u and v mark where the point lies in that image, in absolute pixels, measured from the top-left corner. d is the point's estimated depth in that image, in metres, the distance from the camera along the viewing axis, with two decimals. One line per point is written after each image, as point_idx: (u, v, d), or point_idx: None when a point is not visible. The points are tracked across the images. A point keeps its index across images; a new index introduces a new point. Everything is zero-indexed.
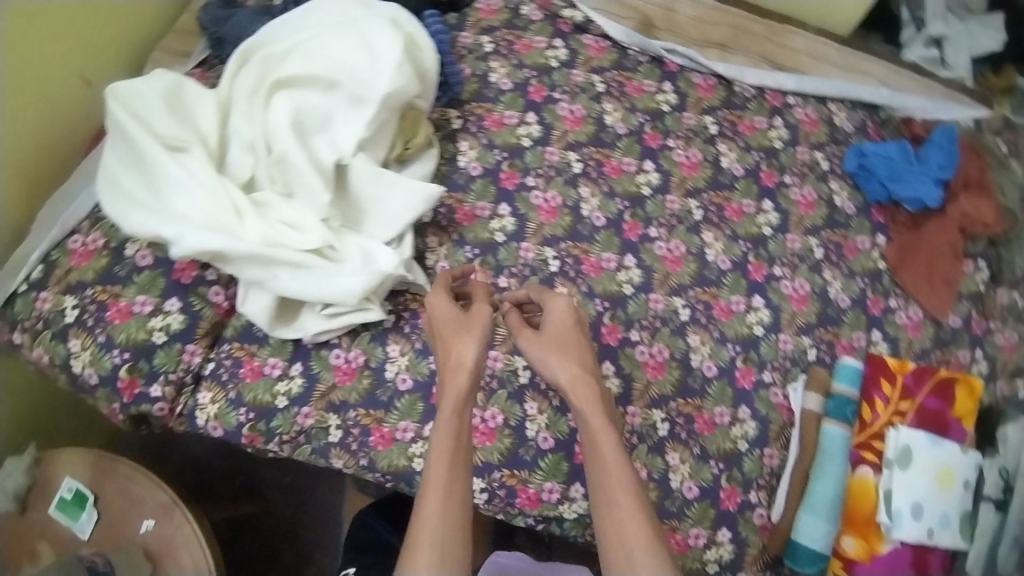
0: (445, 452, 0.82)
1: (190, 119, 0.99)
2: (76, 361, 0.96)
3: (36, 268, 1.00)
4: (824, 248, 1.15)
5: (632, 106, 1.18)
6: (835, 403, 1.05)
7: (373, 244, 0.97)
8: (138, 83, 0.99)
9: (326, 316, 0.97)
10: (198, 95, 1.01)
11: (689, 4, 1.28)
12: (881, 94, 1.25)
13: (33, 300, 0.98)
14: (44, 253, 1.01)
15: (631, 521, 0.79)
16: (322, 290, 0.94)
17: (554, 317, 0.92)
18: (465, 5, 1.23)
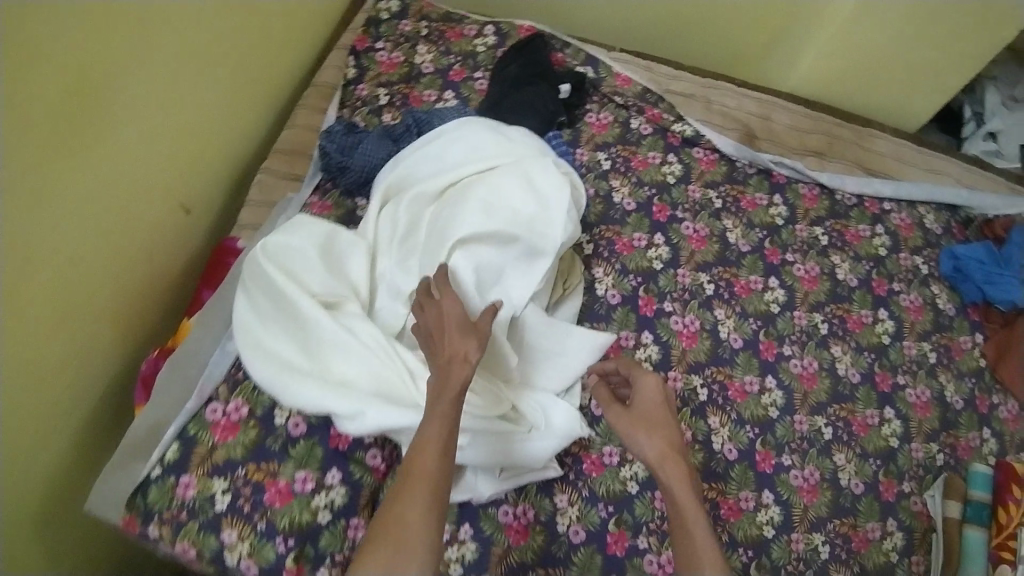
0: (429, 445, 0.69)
1: (343, 272, 0.94)
2: (231, 554, 0.84)
3: (171, 446, 0.89)
4: (936, 352, 1.20)
5: (750, 222, 1.21)
6: (975, 511, 1.07)
7: (551, 399, 0.96)
8: (289, 237, 0.93)
9: (503, 478, 0.93)
10: (349, 246, 0.95)
11: (783, 112, 1.33)
12: (960, 195, 1.33)
13: (172, 485, 0.87)
14: (179, 428, 0.90)
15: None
16: (510, 456, 0.90)
17: (645, 394, 0.90)
18: (580, 122, 1.23)
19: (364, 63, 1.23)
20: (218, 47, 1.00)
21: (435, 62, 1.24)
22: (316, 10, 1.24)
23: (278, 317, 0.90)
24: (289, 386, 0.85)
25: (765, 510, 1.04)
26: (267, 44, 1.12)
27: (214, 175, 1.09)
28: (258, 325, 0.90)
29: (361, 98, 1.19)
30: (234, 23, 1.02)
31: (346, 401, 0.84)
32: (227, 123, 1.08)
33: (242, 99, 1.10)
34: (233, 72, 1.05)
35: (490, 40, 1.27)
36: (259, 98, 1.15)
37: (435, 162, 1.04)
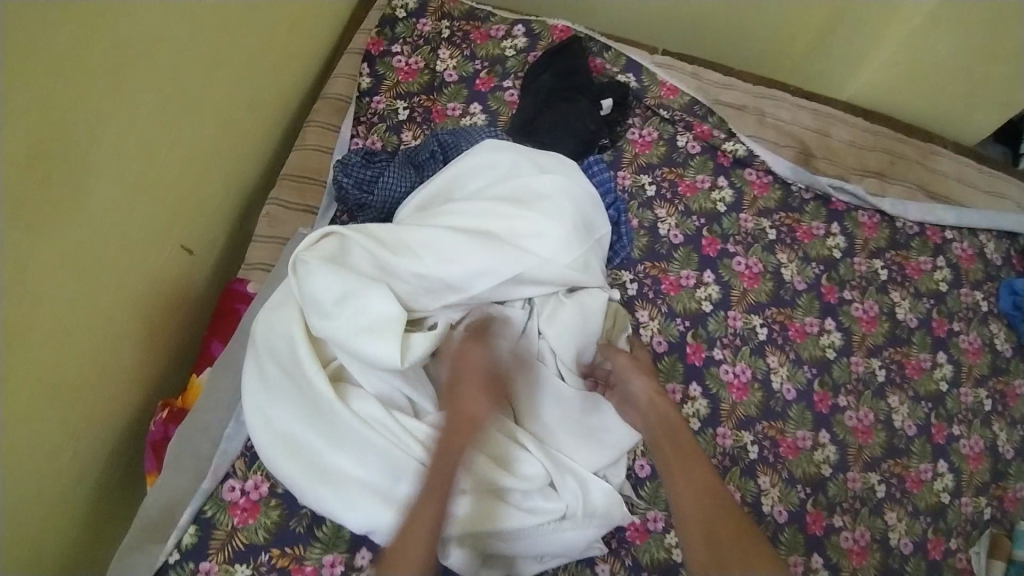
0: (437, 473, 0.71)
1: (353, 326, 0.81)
2: None
3: (188, 530, 0.80)
4: (994, 398, 1.12)
5: (805, 255, 1.10)
6: (1020, 572, 1.02)
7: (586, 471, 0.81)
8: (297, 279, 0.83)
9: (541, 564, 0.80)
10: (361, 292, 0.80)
11: (843, 127, 1.21)
12: (1023, 222, 1.22)
13: (191, 571, 0.78)
14: (196, 509, 0.81)
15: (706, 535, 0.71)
16: (539, 539, 0.77)
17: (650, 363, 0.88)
18: (621, 140, 1.10)
19: (381, 70, 1.08)
20: (215, 65, 0.87)
21: (458, 68, 1.10)
22: (325, 10, 1.10)
23: (278, 389, 0.80)
24: (290, 470, 0.76)
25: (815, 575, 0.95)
26: (272, 54, 0.99)
27: (217, 206, 0.97)
28: (257, 399, 0.80)
29: (377, 112, 1.05)
30: (231, 34, 0.88)
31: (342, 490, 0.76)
32: (230, 146, 0.96)
33: (245, 118, 0.98)
34: (232, 90, 0.92)
35: (520, 41, 1.13)
36: (264, 116, 1.02)
37: (445, 198, 0.93)
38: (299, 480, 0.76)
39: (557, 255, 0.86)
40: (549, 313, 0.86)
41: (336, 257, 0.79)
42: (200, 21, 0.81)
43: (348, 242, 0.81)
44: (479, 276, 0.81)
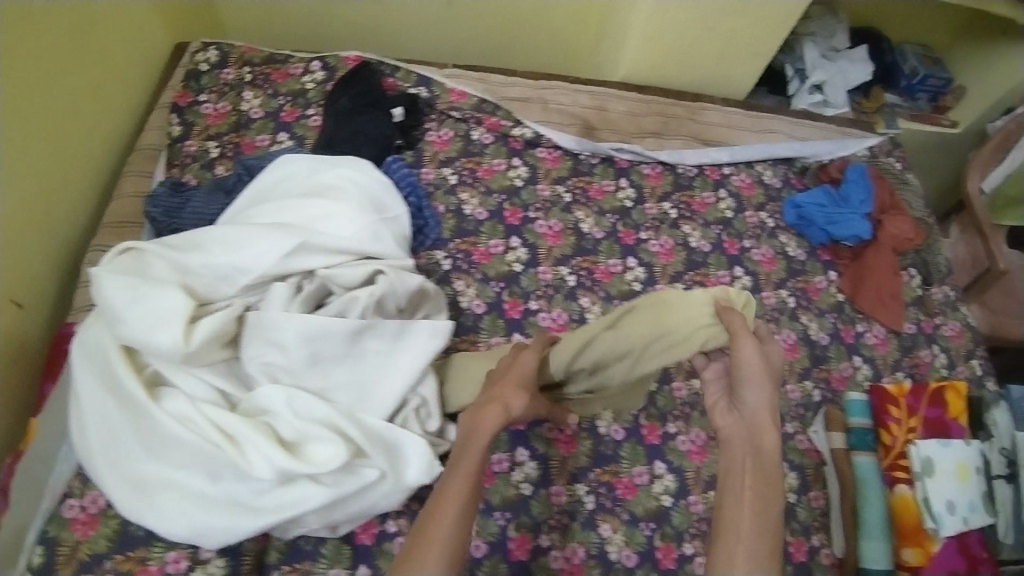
0: (472, 471, 0.77)
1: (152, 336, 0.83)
2: None
3: (34, 551, 0.86)
4: (794, 297, 1.27)
5: (600, 209, 1.25)
6: (857, 437, 1.13)
7: (399, 439, 0.91)
8: (105, 284, 0.86)
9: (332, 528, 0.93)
10: (161, 297, 0.86)
11: (618, 101, 1.38)
12: (792, 148, 1.41)
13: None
14: (40, 532, 0.88)
15: (772, 516, 0.77)
16: (352, 511, 0.90)
17: (647, 326, 0.89)
18: (420, 142, 1.23)
19: (189, 118, 1.19)
20: (19, 131, 0.94)
21: (263, 106, 1.22)
22: (130, 75, 1.19)
23: (100, 405, 0.87)
24: (113, 477, 0.85)
25: (659, 481, 1.07)
26: (79, 118, 1.07)
27: (47, 262, 1.04)
28: (81, 412, 0.88)
29: (190, 154, 1.16)
30: (32, 103, 0.96)
31: (163, 503, 0.85)
32: (49, 205, 1.03)
33: (59, 178, 1.05)
34: (42, 152, 0.99)
35: (318, 75, 1.26)
36: (79, 169, 1.09)
37: (250, 203, 1.03)
38: (119, 491, 0.85)
39: (346, 227, 0.97)
40: (337, 274, 0.93)
41: (134, 270, 0.89)
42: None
43: (143, 254, 0.91)
44: (264, 253, 0.90)
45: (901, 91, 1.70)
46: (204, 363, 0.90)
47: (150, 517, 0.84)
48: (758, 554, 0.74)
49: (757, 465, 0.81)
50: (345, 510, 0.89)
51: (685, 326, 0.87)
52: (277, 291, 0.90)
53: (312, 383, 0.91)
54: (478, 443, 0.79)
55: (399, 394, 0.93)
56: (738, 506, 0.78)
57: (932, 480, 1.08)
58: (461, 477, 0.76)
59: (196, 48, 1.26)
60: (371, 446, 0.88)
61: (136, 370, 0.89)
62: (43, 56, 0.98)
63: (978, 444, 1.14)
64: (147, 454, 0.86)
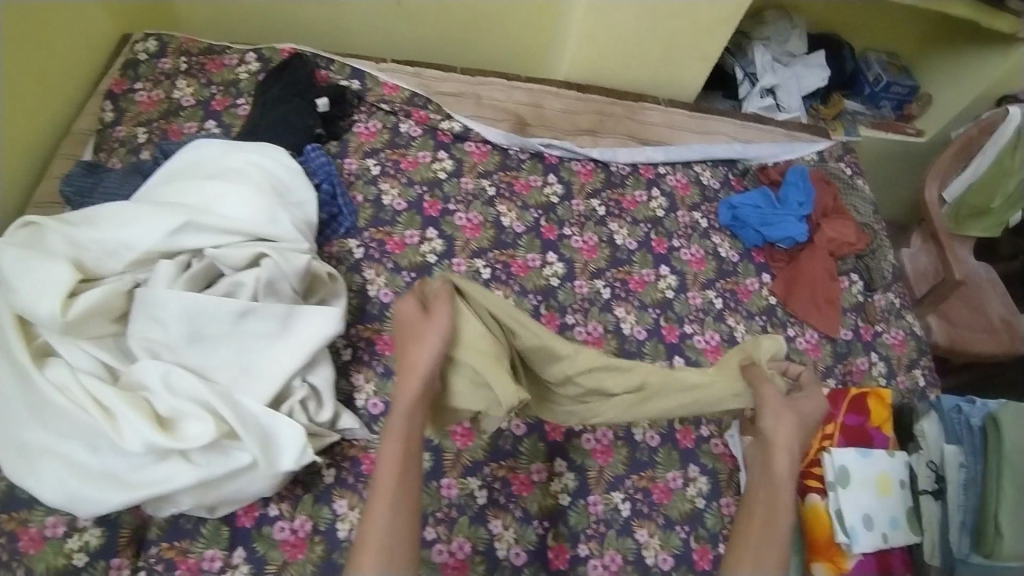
0: (398, 459, 0.74)
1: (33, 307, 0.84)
2: None
3: None
4: (722, 298, 1.23)
5: (524, 204, 1.24)
6: None
7: (277, 424, 0.89)
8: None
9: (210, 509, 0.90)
10: (48, 270, 0.87)
11: (554, 98, 1.38)
12: (733, 150, 1.39)
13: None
14: None
15: (780, 526, 0.84)
16: (228, 492, 0.88)
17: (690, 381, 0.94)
18: (346, 133, 1.24)
19: (122, 104, 1.22)
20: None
21: (194, 94, 1.24)
22: (73, 61, 1.22)
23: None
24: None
25: (559, 478, 1.04)
26: (22, 95, 1.10)
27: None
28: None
29: (118, 139, 1.18)
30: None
31: (39, 472, 0.84)
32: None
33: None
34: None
35: (253, 66, 1.28)
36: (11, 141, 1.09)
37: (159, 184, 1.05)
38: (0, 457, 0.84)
39: (241, 208, 0.98)
40: (221, 252, 0.93)
41: (29, 244, 0.90)
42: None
43: (42, 229, 0.92)
44: (151, 231, 0.92)
45: (864, 99, 1.68)
46: (91, 336, 0.90)
47: (29, 484, 0.83)
48: (762, 563, 0.81)
49: (771, 495, 0.86)
50: (219, 492, 0.88)
51: (716, 399, 0.93)
52: (162, 267, 0.91)
53: (194, 362, 0.91)
54: (397, 422, 0.76)
55: (281, 377, 0.92)
56: (770, 525, 0.84)
57: (845, 492, 1.01)
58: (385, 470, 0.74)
59: (136, 39, 1.30)
60: (245, 430, 0.86)
61: (26, 340, 0.89)
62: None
63: (900, 455, 1.08)
64: (30, 422, 0.86)
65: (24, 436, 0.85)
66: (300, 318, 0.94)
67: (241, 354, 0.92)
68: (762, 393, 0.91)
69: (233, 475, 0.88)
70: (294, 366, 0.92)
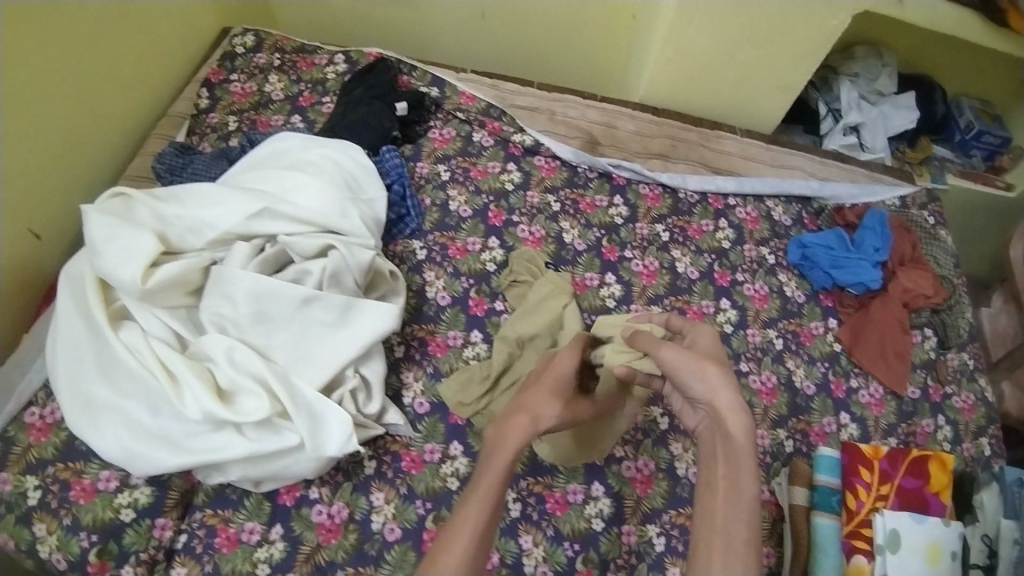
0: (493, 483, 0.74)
1: (116, 273, 0.90)
2: (42, 547, 0.87)
3: None
4: (782, 338, 1.19)
5: (588, 222, 1.24)
6: (821, 496, 1.01)
7: (325, 411, 0.92)
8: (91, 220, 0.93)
9: (254, 483, 0.94)
10: (131, 239, 0.92)
11: (628, 120, 1.37)
12: (810, 186, 1.34)
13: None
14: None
15: (744, 503, 0.73)
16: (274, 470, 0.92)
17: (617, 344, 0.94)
18: (420, 138, 1.28)
19: (218, 93, 1.28)
20: (58, 81, 1.04)
21: (284, 89, 1.30)
22: (178, 48, 1.30)
23: (69, 327, 0.93)
24: (68, 394, 0.90)
25: (594, 502, 1.01)
26: (121, 80, 1.17)
27: (70, 204, 1.11)
28: (55, 332, 0.94)
29: (211, 126, 1.24)
30: (76, 59, 1.06)
31: (105, 426, 0.89)
32: (79, 151, 1.11)
33: (92, 128, 1.13)
34: (78, 103, 1.09)
35: (340, 67, 1.33)
36: (112, 118, 1.17)
37: (242, 170, 1.10)
38: (66, 407, 0.90)
39: (316, 200, 1.02)
40: (293, 240, 0.96)
41: (119, 214, 0.95)
42: (32, 36, 0.98)
43: (131, 200, 0.98)
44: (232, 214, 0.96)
45: (953, 145, 1.58)
46: (165, 305, 0.95)
47: (91, 436, 0.89)
48: (733, 545, 0.71)
49: (729, 461, 0.75)
50: (266, 468, 0.91)
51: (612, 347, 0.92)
52: (237, 248, 0.95)
53: (257, 341, 0.94)
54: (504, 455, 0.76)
55: (334, 366, 0.94)
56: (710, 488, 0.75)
57: (894, 557, 0.94)
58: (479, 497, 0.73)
59: (235, 32, 1.36)
60: (295, 411, 0.90)
61: (104, 302, 0.94)
62: (91, 19, 1.08)
63: (958, 525, 0.97)
64: (101, 379, 0.91)
65: (96, 392, 0.91)
66: (359, 312, 0.97)
67: (301, 341, 0.95)
68: (665, 357, 0.80)
69: (281, 454, 0.91)
70: (349, 357, 0.95)
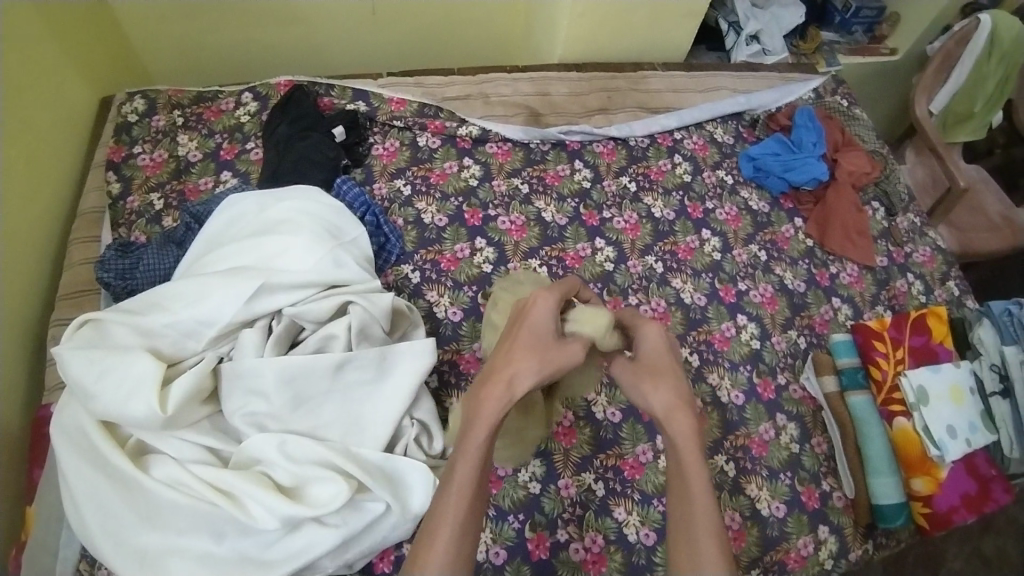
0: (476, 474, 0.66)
1: (128, 406, 0.79)
2: None
3: None
4: (764, 250, 1.26)
5: (560, 195, 1.24)
6: (850, 378, 1.10)
7: (399, 469, 0.88)
8: (69, 358, 0.81)
9: (348, 566, 0.87)
10: (128, 365, 0.81)
11: (559, 83, 1.37)
12: (739, 102, 1.42)
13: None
14: None
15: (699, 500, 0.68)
16: (368, 545, 0.87)
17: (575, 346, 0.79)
18: (367, 158, 1.21)
19: (127, 173, 1.13)
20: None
21: (200, 147, 1.17)
22: (65, 134, 1.13)
23: (87, 488, 0.80)
24: (115, 554, 0.78)
25: (664, 454, 1.05)
26: (22, 189, 0.99)
27: (13, 348, 0.95)
28: (71, 498, 0.81)
29: (134, 211, 1.10)
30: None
31: (173, 571, 0.79)
32: (1, 284, 0.94)
33: (7, 252, 0.95)
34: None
35: (252, 106, 1.22)
36: (29, 236, 1.01)
37: (201, 251, 0.99)
38: (121, 568, 0.78)
39: (304, 260, 0.94)
40: (300, 310, 0.90)
41: (100, 343, 0.83)
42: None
43: (103, 324, 0.86)
44: (222, 302, 0.87)
45: (836, 27, 1.72)
46: (189, 423, 0.85)
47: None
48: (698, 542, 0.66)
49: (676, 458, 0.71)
50: (360, 545, 0.86)
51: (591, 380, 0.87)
52: (244, 338, 0.87)
53: (302, 425, 0.88)
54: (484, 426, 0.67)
55: (391, 420, 0.90)
56: (683, 487, 0.69)
57: (928, 409, 1.05)
58: (459, 487, 0.65)
59: (121, 100, 1.21)
60: (373, 481, 0.85)
61: (117, 443, 0.83)
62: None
63: (965, 363, 1.11)
64: (147, 524, 0.80)
65: (146, 540, 0.80)
66: (393, 359, 0.92)
67: (346, 409, 0.90)
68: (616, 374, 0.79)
69: (371, 527, 0.87)
70: (402, 406, 0.91)
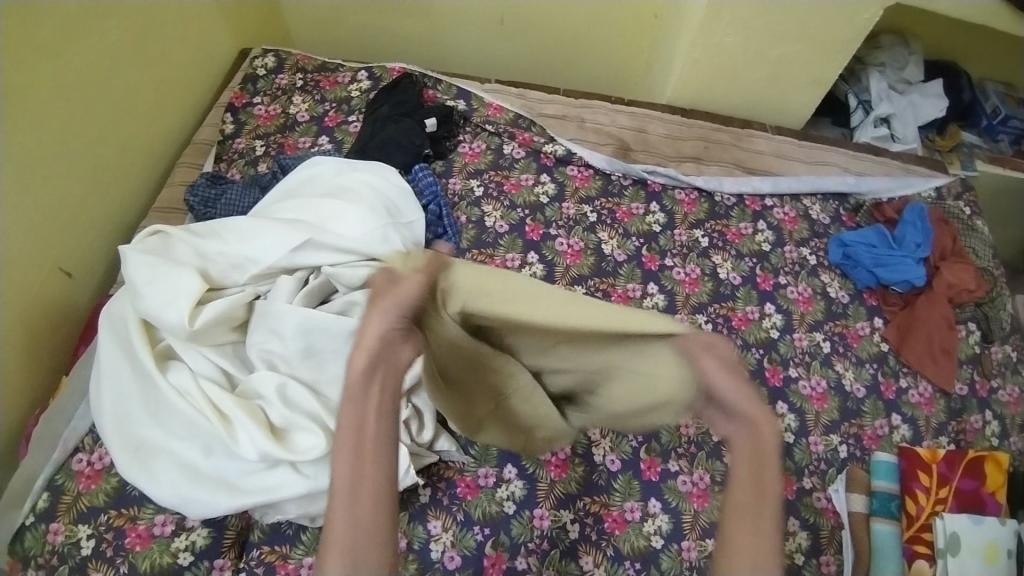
0: (352, 444, 0.57)
1: (161, 312, 0.88)
2: None
3: (42, 495, 0.90)
4: (829, 341, 1.16)
5: (625, 232, 1.21)
6: (880, 502, 1.00)
7: None
8: (131, 259, 0.91)
9: (310, 519, 0.90)
10: (173, 275, 0.90)
11: (659, 124, 1.37)
12: (847, 182, 1.33)
13: (44, 532, 0.87)
14: (48, 478, 0.91)
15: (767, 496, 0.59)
16: None
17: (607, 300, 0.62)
18: (451, 153, 1.26)
19: (242, 118, 1.27)
20: (75, 117, 1.01)
21: (309, 110, 1.29)
22: (198, 74, 1.30)
23: (113, 375, 0.90)
24: (116, 441, 0.87)
25: (652, 519, 0.99)
26: (137, 111, 1.15)
27: (100, 241, 1.10)
28: (97, 379, 0.91)
29: (238, 151, 1.23)
30: (94, 93, 1.04)
31: (157, 470, 0.86)
32: (106, 183, 1.10)
33: (112, 159, 1.10)
34: (103, 132, 1.07)
35: (364, 84, 1.32)
36: (143, 151, 1.18)
37: (274, 198, 1.08)
38: (116, 453, 0.87)
39: (357, 228, 1.01)
40: (336, 272, 0.96)
41: (160, 253, 0.94)
42: (44, 73, 0.95)
43: (169, 238, 0.97)
44: (272, 245, 0.96)
45: (981, 131, 1.57)
46: (212, 343, 0.93)
47: (145, 484, 0.85)
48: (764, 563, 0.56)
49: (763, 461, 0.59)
50: (326, 503, 0.88)
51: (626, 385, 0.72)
52: (280, 282, 0.95)
53: (306, 376, 0.93)
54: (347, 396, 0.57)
55: None
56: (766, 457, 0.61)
57: (955, 560, 0.93)
58: (341, 453, 0.57)
59: (256, 55, 1.37)
60: None
61: (149, 343, 0.92)
62: (113, 50, 1.07)
63: (1012, 522, 0.95)
64: (150, 423, 0.88)
65: (145, 436, 0.88)
66: None
67: None
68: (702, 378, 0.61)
69: None
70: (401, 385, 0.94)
